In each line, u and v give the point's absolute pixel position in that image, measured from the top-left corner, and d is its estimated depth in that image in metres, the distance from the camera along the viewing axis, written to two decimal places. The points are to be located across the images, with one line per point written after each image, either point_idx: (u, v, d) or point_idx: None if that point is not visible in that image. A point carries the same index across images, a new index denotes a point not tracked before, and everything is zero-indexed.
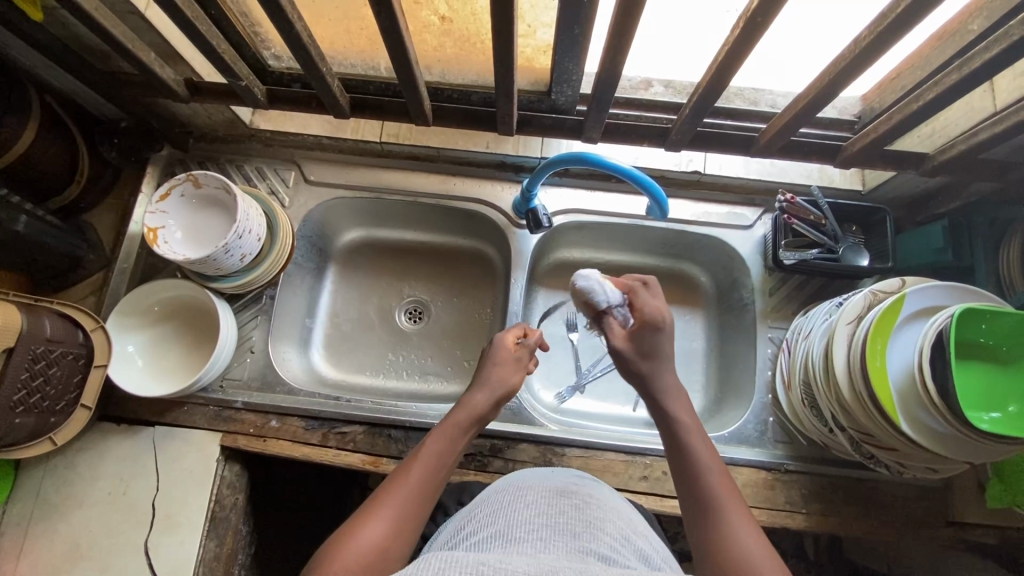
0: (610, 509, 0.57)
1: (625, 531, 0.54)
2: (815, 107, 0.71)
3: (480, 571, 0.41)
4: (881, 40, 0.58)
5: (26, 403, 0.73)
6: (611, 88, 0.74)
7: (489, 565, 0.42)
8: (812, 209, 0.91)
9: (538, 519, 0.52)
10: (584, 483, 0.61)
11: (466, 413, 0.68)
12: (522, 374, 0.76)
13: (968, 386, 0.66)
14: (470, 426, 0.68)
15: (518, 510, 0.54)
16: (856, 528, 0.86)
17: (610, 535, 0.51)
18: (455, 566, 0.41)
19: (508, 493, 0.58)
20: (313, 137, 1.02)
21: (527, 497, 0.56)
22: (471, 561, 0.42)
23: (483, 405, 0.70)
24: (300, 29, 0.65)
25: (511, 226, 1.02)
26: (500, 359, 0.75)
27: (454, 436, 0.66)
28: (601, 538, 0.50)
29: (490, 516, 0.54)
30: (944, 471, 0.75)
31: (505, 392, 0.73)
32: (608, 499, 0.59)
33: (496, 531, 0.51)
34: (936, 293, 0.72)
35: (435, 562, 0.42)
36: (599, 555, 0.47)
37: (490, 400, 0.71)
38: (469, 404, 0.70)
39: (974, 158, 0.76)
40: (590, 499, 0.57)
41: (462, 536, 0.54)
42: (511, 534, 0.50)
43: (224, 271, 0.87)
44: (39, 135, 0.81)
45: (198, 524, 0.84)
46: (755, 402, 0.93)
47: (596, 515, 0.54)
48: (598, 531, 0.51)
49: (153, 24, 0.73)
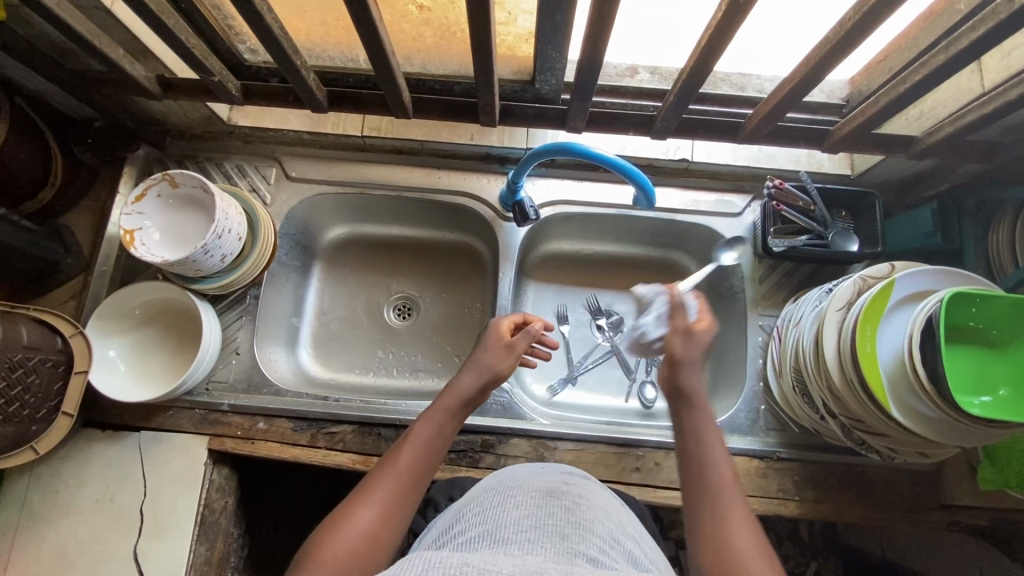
0: (599, 509, 0.56)
1: (613, 531, 0.53)
2: (801, 92, 0.70)
3: (463, 573, 0.40)
4: (867, 20, 0.56)
5: (4, 413, 0.72)
6: (594, 76, 0.73)
7: (473, 567, 0.41)
8: (801, 194, 0.88)
9: (526, 520, 0.51)
10: (574, 483, 0.60)
11: (453, 397, 0.68)
12: (513, 359, 0.74)
13: (959, 371, 0.65)
14: (459, 409, 0.68)
15: (505, 510, 0.53)
16: (849, 513, 0.86)
17: (599, 536, 0.51)
18: (438, 567, 0.40)
19: (497, 493, 0.57)
20: (292, 132, 0.99)
21: (517, 497, 0.56)
22: (455, 561, 0.41)
23: (469, 387, 0.70)
24: (271, 20, 0.63)
25: (498, 219, 1.01)
26: (488, 346, 0.75)
27: (441, 419, 0.66)
28: (589, 539, 0.49)
29: (478, 517, 0.53)
30: (935, 456, 0.74)
31: (492, 378, 0.72)
32: (597, 497, 0.59)
33: (483, 532, 0.50)
34: (924, 279, 0.72)
35: (421, 561, 0.41)
36: (587, 557, 0.47)
37: (474, 381, 0.70)
38: (457, 386, 0.69)
39: (962, 141, 0.75)
40: (580, 499, 0.56)
41: (450, 536, 0.53)
42: (499, 535, 0.49)
43: (204, 272, 0.85)
44: (9, 136, 0.79)
45: (187, 528, 0.83)
46: (747, 391, 0.93)
47: (585, 516, 0.53)
48: (587, 531, 0.50)
49: (120, 20, 0.71)
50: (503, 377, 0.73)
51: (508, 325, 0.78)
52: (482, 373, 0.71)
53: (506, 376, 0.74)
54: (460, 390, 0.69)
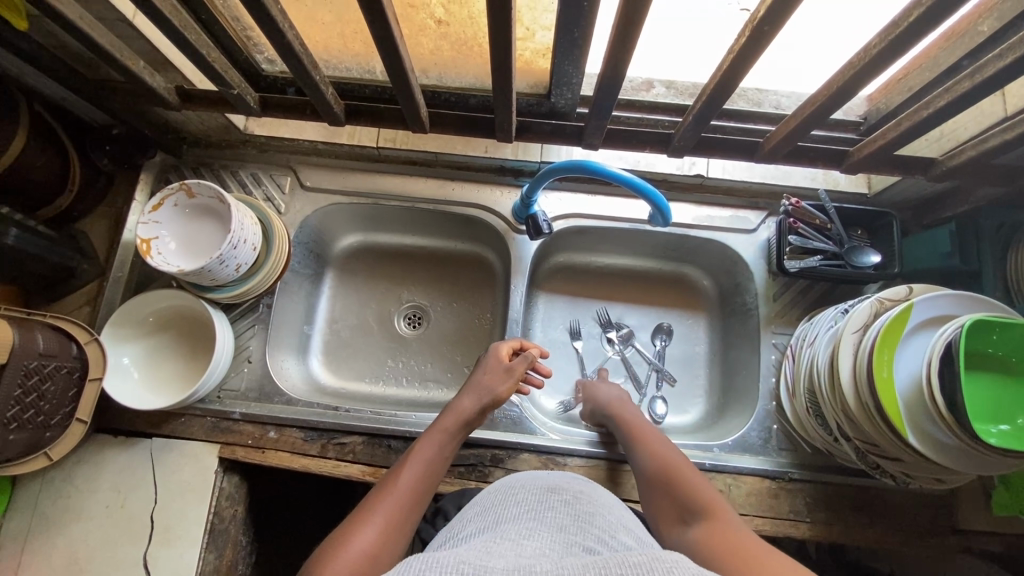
0: (598, 503, 0.58)
1: (612, 524, 0.54)
2: (822, 114, 0.69)
3: (460, 570, 0.40)
4: (892, 48, 0.56)
5: (19, 420, 0.72)
6: (612, 93, 0.72)
7: (470, 565, 0.40)
8: (817, 212, 0.90)
9: (524, 513, 0.52)
10: (576, 482, 0.61)
11: (454, 418, 0.75)
12: (512, 382, 0.80)
13: (979, 398, 0.64)
14: (456, 431, 0.74)
15: (505, 508, 0.54)
16: (861, 536, 0.85)
17: (597, 527, 0.52)
18: (435, 567, 0.40)
19: (497, 494, 0.58)
20: (308, 142, 1.00)
21: (518, 496, 0.56)
22: (452, 560, 0.41)
23: (470, 409, 0.76)
24: (291, 36, 0.63)
25: (510, 231, 1.01)
26: (488, 369, 0.82)
27: (442, 439, 0.72)
28: (588, 531, 0.50)
29: (479, 517, 0.54)
30: (951, 482, 0.73)
31: (492, 401, 0.79)
32: (597, 495, 0.60)
33: (482, 528, 0.51)
34: (944, 303, 0.71)
35: (419, 562, 0.41)
36: (584, 546, 0.48)
37: (474, 403, 0.77)
38: (456, 408, 0.76)
39: (983, 164, 0.74)
40: (580, 494, 0.58)
41: (452, 535, 0.54)
42: (498, 527, 0.50)
43: (219, 282, 0.85)
44: (29, 144, 0.80)
45: (196, 537, 0.83)
46: (758, 410, 0.92)
47: (584, 509, 0.54)
48: (586, 524, 0.51)
49: (141, 32, 0.71)
50: (503, 397, 0.80)
51: (508, 350, 0.85)
52: (481, 395, 0.78)
53: (506, 396, 0.80)
54: (458, 413, 0.75)
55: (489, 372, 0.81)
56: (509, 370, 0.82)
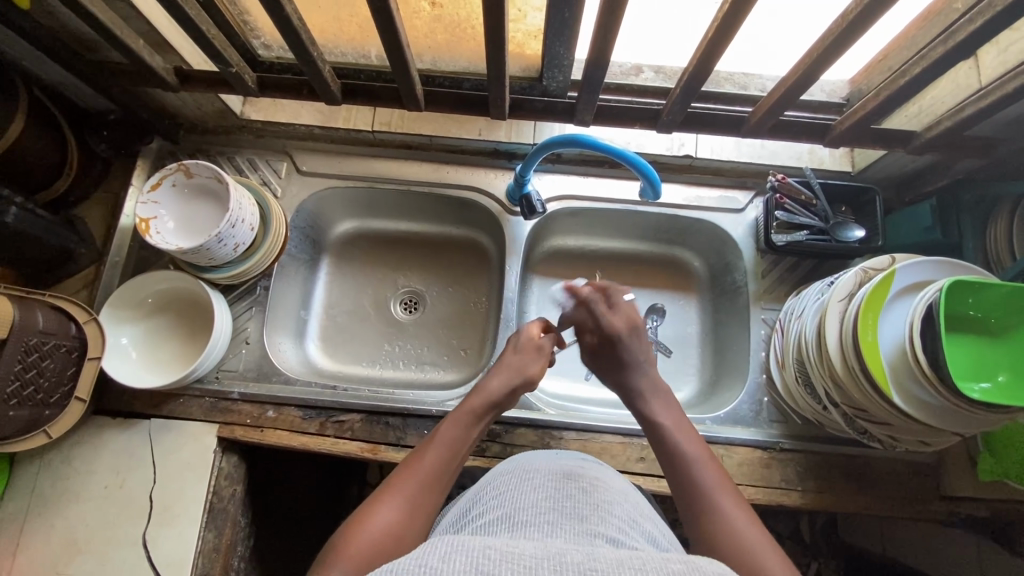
0: (616, 491, 0.58)
1: (632, 513, 0.55)
2: (802, 86, 0.72)
3: (486, 556, 0.40)
4: (868, 13, 0.58)
5: (19, 396, 0.72)
6: (602, 71, 0.74)
7: (496, 550, 0.40)
8: (804, 188, 0.92)
9: (544, 502, 0.52)
10: (590, 467, 0.61)
11: (481, 399, 0.71)
12: (541, 362, 0.79)
13: (959, 359, 0.67)
14: (484, 412, 0.71)
15: (524, 492, 0.54)
16: (852, 503, 0.87)
17: (617, 518, 0.52)
18: (462, 550, 0.40)
19: (513, 476, 0.59)
20: (304, 126, 1.01)
21: (534, 479, 0.57)
22: (477, 544, 0.41)
23: (498, 391, 0.73)
24: (290, 11, 0.65)
25: (504, 213, 1.02)
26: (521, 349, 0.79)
27: (467, 420, 0.68)
28: (609, 522, 0.51)
29: (496, 500, 0.55)
30: (936, 443, 0.76)
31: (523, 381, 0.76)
32: (612, 481, 0.60)
33: (503, 515, 0.52)
34: (925, 268, 0.74)
35: (444, 544, 0.41)
36: (607, 538, 0.48)
37: (504, 385, 0.74)
38: (485, 389, 0.73)
39: (960, 135, 0.77)
40: (597, 482, 0.57)
41: (470, 519, 0.55)
42: (517, 519, 0.50)
43: (217, 261, 0.86)
44: (29, 126, 0.81)
45: (196, 515, 0.84)
46: (749, 383, 0.94)
47: (602, 497, 0.54)
48: (606, 513, 0.52)
49: (142, 11, 0.73)
50: (533, 379, 0.77)
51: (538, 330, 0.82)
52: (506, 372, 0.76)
53: (537, 377, 0.78)
54: (486, 394, 0.72)
55: (523, 351, 0.79)
56: (541, 350, 0.80)
